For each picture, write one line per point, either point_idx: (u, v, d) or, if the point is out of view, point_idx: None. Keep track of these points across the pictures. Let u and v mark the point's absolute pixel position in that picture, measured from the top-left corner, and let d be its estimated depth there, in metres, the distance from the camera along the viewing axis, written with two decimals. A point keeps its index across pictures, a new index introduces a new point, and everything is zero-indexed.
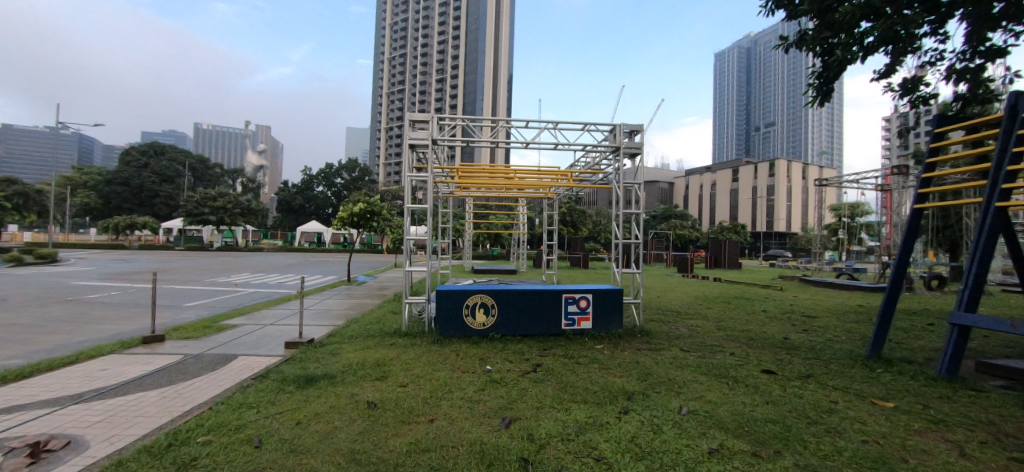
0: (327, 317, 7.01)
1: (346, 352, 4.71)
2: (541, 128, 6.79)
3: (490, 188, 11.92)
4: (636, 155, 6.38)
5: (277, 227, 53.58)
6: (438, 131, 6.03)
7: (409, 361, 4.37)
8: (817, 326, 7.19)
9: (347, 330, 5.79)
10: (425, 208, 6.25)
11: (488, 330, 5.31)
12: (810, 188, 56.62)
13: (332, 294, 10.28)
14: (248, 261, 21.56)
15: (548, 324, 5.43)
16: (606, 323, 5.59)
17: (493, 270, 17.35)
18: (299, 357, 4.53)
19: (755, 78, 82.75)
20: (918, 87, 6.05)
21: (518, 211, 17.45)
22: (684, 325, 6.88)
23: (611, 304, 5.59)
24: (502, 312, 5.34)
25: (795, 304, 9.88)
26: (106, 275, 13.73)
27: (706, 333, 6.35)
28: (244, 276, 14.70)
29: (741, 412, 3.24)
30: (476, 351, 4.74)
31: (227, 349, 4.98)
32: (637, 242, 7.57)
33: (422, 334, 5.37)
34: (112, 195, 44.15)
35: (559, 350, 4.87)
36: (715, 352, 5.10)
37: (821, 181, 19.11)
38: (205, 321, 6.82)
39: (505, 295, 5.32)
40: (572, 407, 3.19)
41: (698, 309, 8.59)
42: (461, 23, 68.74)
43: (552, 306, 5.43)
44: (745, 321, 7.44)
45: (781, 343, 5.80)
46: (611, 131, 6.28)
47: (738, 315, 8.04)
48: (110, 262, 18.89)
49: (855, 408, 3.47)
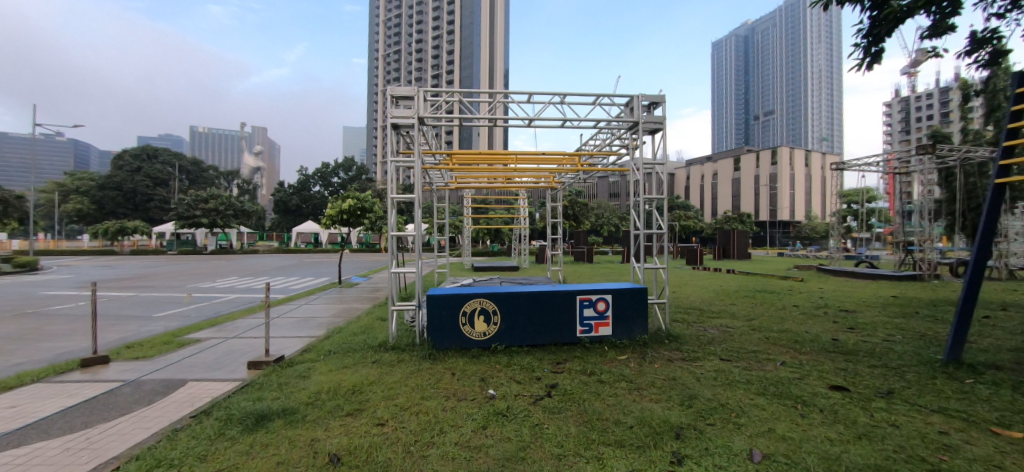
0: (306, 326, 6.17)
1: (320, 374, 3.89)
2: (545, 102, 5.88)
3: (488, 178, 11.01)
4: (656, 133, 5.51)
5: (274, 229, 52.82)
6: (425, 108, 5.11)
7: (395, 384, 3.57)
8: (863, 323, 6.36)
9: (325, 343, 4.94)
10: (413, 199, 5.31)
11: (489, 341, 4.48)
12: (814, 176, 55.69)
13: (319, 299, 9.45)
14: (239, 264, 20.67)
15: (560, 331, 4.60)
16: (627, 329, 4.76)
17: (493, 268, 16.51)
18: (260, 384, 3.69)
19: (754, 66, 81.55)
20: (991, 39, 5.04)
21: (518, 205, 16.55)
22: (713, 326, 6.07)
23: (634, 306, 4.76)
24: (507, 320, 4.51)
25: (824, 297, 9.07)
26: (81, 283, 12.88)
27: (741, 335, 5.52)
28: (230, 280, 13.88)
29: (833, 457, 2.35)
30: (475, 369, 3.94)
31: (177, 372, 4.15)
32: (660, 234, 6.58)
33: (413, 347, 4.54)
34: (105, 201, 43.27)
35: (576, 364, 4.05)
36: (762, 362, 4.28)
37: (838, 165, 17.65)
38: (169, 335, 5.99)
39: (510, 300, 4.47)
40: (606, 457, 2.32)
41: (723, 306, 7.76)
42: (455, 17, 67.02)
43: (565, 309, 4.59)
44: (780, 319, 6.62)
45: (833, 348, 4.95)
46: (627, 105, 5.38)
47: (769, 312, 7.24)
48: (94, 269, 18.06)
49: (978, 441, 2.58)
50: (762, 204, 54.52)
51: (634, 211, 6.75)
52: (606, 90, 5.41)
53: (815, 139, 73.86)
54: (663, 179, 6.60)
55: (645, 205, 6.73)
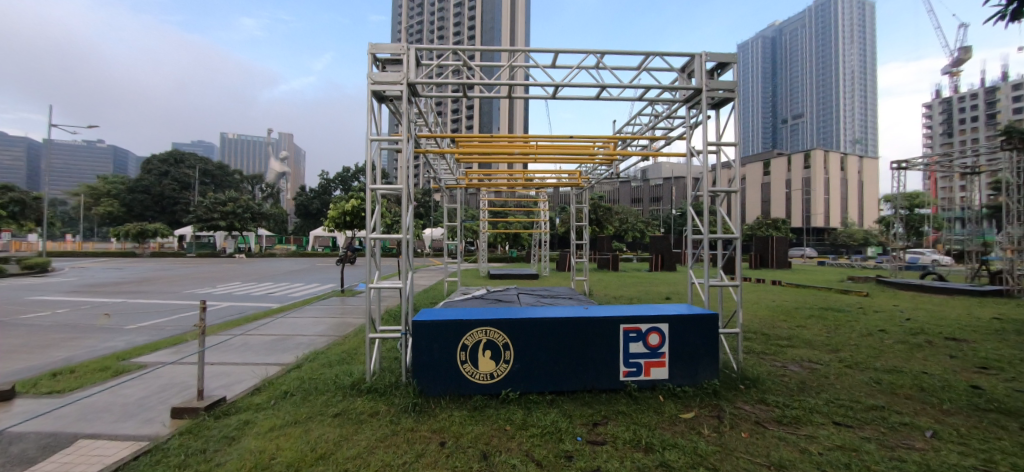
0: (280, 351, 5.05)
1: (251, 438, 2.70)
2: (575, 67, 4.58)
3: (505, 175, 9.74)
4: (725, 107, 4.12)
5: (295, 233, 53.36)
6: (415, 74, 3.84)
7: (353, 463, 2.35)
8: (996, 361, 4.79)
9: (288, 379, 3.80)
10: (401, 192, 3.99)
11: (499, 386, 3.24)
12: (851, 180, 52.43)
13: (315, 310, 8.47)
14: (249, 268, 20.12)
15: (596, 373, 3.30)
16: (690, 371, 3.43)
17: (511, 275, 15.25)
18: (165, 454, 2.53)
19: (781, 67, 76.85)
20: None
21: (538, 208, 15.23)
22: (793, 360, 4.65)
23: (697, 336, 3.44)
24: (522, 357, 3.24)
25: (913, 319, 7.40)
26: (77, 287, 12.26)
27: (838, 377, 4.10)
28: (232, 285, 13.13)
29: None
30: (476, 434, 2.69)
31: (76, 423, 3.04)
32: (733, 239, 4.66)
33: (396, 389, 3.36)
34: (133, 204, 44.41)
35: (622, 429, 2.77)
36: (903, 431, 2.90)
37: (901, 164, 15.52)
38: (118, 355, 4.98)
39: (527, 328, 3.23)
40: None
41: (789, 330, 6.26)
42: (476, 21, 66.40)
43: (604, 342, 3.30)
44: (875, 352, 5.13)
45: (985, 404, 3.48)
46: (684, 70, 4.04)
47: (852, 339, 5.76)
48: (105, 271, 17.77)
49: None
50: (794, 209, 51.32)
51: (689, 205, 4.84)
52: (658, 50, 4.20)
53: (848, 141, 70.04)
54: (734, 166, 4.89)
55: (708, 189, 4.45)
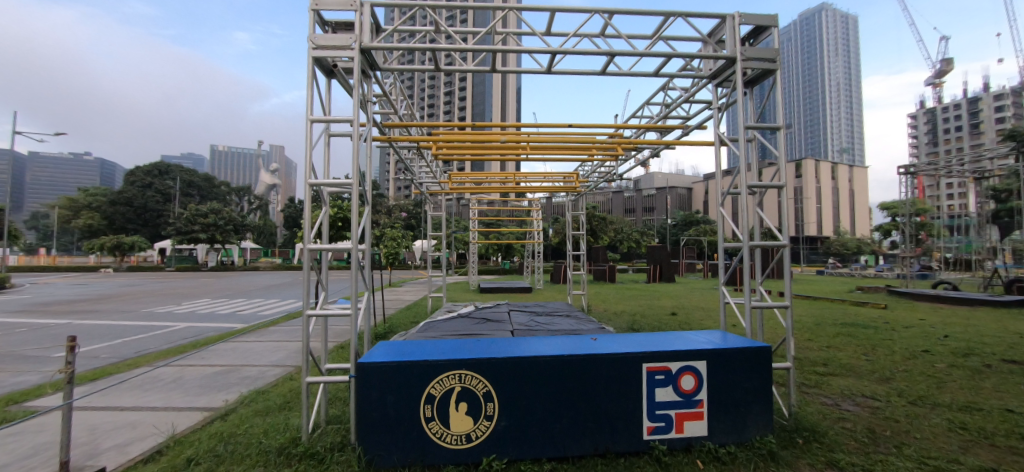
0: (212, 389, 4.08)
1: None
2: (574, 34, 3.84)
3: (492, 179, 8.86)
4: (759, 78, 3.34)
5: (284, 245, 52.15)
6: (370, 36, 3.01)
7: None
8: None
9: (203, 436, 2.88)
10: (351, 185, 3.07)
11: (479, 452, 2.35)
12: (842, 188, 52.56)
13: (280, 332, 7.49)
14: (228, 283, 18.97)
15: (610, 429, 2.42)
16: (736, 424, 2.58)
17: (502, 288, 14.30)
18: None
19: None
20: None
21: (530, 219, 14.28)
22: (845, 396, 3.78)
23: (746, 373, 2.59)
24: (511, 409, 2.36)
25: (952, 337, 6.57)
26: (28, 306, 11.18)
27: (909, 419, 3.27)
28: (200, 302, 12.11)
29: None
30: None
31: None
32: (780, 246, 3.74)
33: (340, 455, 2.48)
34: (115, 216, 42.86)
35: None
36: None
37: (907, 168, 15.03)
38: (10, 398, 4.00)
39: (520, 368, 2.36)
40: None
41: (821, 353, 5.40)
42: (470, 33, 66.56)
43: (622, 384, 2.44)
44: (934, 381, 4.30)
45: None
46: (715, 32, 3.29)
47: (896, 363, 4.95)
48: (67, 288, 16.48)
49: None
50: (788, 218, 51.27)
51: (721, 202, 3.89)
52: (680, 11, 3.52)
53: (836, 151, 70.83)
54: (774, 158, 4.04)
55: (746, 184, 3.53)
